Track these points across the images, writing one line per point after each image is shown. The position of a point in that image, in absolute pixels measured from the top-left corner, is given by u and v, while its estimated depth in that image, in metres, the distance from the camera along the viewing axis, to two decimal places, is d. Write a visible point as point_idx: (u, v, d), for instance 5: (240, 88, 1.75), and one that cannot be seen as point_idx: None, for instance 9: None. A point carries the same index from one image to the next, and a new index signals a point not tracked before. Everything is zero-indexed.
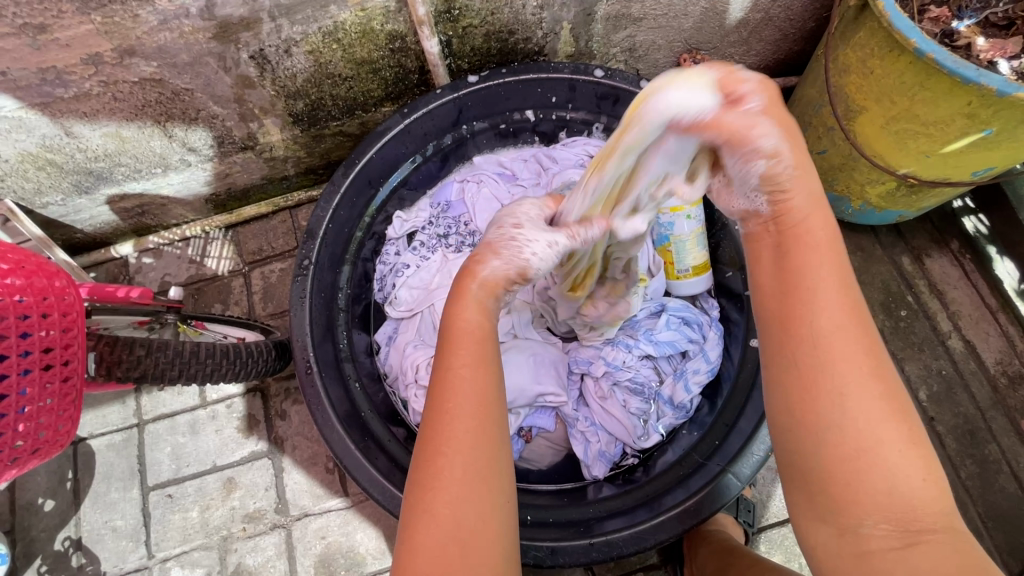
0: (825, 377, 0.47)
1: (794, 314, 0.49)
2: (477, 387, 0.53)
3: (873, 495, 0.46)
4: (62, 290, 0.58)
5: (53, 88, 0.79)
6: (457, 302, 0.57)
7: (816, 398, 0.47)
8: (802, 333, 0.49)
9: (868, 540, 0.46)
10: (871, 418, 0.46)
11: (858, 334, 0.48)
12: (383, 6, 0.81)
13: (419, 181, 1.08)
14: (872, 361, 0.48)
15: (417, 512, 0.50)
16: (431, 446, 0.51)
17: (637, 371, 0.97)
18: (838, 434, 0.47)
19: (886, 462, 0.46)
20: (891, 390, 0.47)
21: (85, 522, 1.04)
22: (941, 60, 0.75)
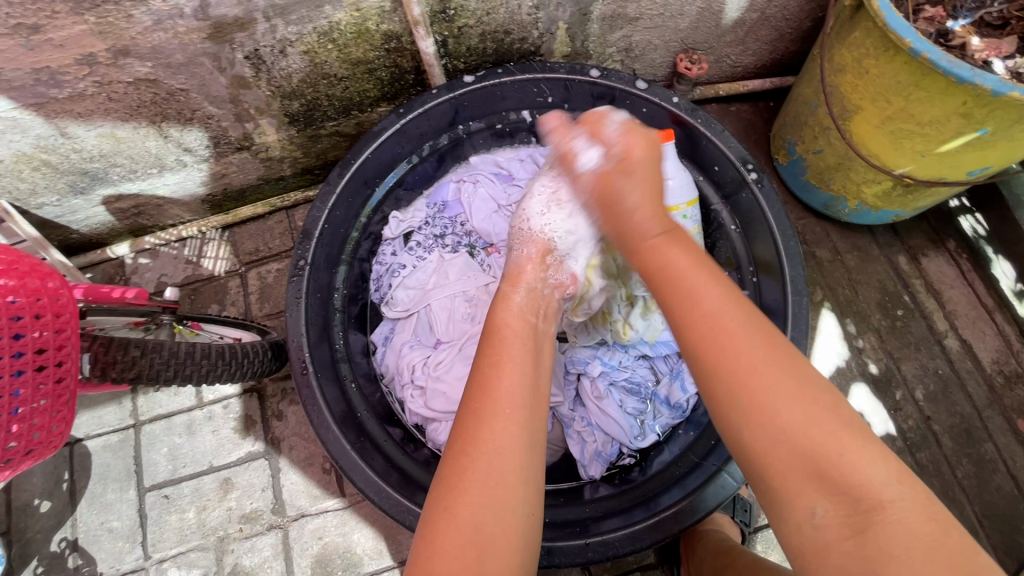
0: (729, 368, 0.52)
1: (704, 327, 0.55)
2: (512, 390, 0.56)
3: (807, 480, 0.48)
4: (55, 291, 0.58)
5: (48, 89, 0.79)
6: (501, 317, 0.66)
7: (728, 388, 0.52)
8: (717, 341, 0.54)
9: (824, 530, 0.47)
10: (781, 402, 0.50)
11: (747, 323, 0.55)
12: (378, 6, 0.81)
13: (415, 181, 1.08)
14: (770, 345, 0.53)
15: (443, 513, 0.50)
16: (461, 447, 0.53)
17: (633, 371, 0.98)
18: (759, 425, 0.50)
19: (811, 445, 0.49)
20: (801, 380, 0.52)
21: (82, 523, 1.04)
22: (935, 60, 0.75)
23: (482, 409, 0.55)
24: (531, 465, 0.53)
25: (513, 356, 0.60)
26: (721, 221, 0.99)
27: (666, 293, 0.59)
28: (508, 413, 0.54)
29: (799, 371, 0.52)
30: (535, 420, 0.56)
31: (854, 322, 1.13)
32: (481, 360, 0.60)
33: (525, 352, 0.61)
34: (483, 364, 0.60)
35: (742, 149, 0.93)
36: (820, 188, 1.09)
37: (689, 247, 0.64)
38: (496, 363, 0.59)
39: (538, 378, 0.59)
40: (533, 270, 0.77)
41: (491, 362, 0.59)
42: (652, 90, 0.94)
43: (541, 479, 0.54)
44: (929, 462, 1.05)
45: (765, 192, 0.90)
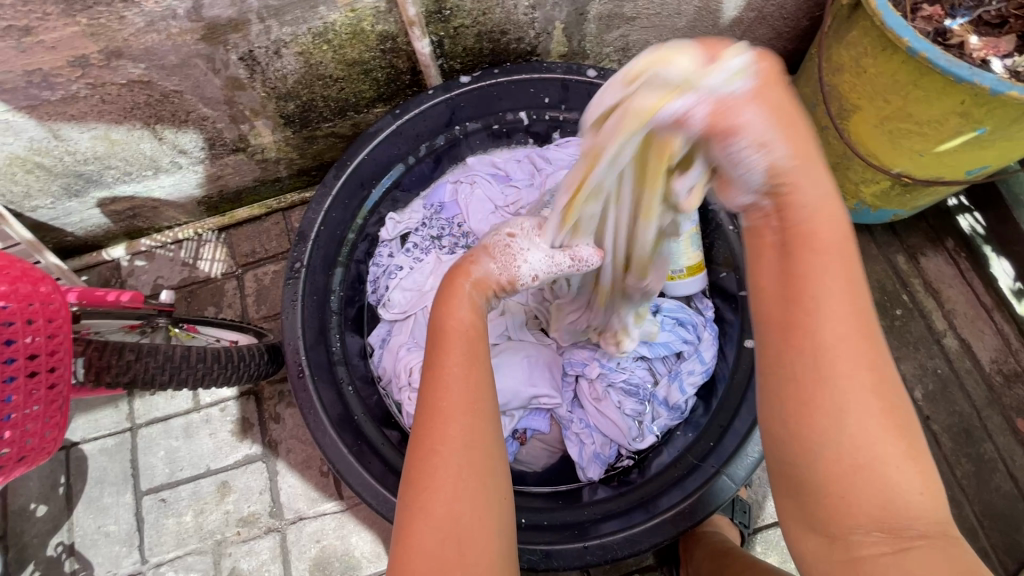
0: (830, 386, 0.43)
1: (794, 319, 0.45)
2: (467, 381, 0.54)
3: (873, 510, 0.43)
4: (48, 295, 0.57)
5: (40, 91, 0.78)
6: (447, 305, 0.60)
7: (821, 404, 0.43)
8: (803, 341, 0.44)
9: (859, 551, 0.44)
10: (870, 430, 0.43)
11: (867, 340, 0.44)
12: (373, 6, 0.81)
13: (412, 182, 1.07)
14: (880, 366, 0.44)
15: (414, 513, 0.49)
16: (424, 444, 0.51)
17: (631, 372, 0.97)
18: (848, 452, 0.43)
19: (888, 477, 0.43)
20: (890, 396, 0.44)
21: (78, 527, 1.03)
22: (933, 59, 0.75)
23: (443, 404, 0.52)
24: (497, 453, 0.53)
25: (466, 344, 0.56)
26: (719, 221, 0.98)
27: (779, 276, 0.46)
28: (470, 405, 0.53)
29: (898, 404, 0.44)
30: (494, 406, 0.54)
31: None
32: (432, 354, 0.56)
33: (479, 341, 0.57)
34: (432, 356, 0.56)
35: None
36: None
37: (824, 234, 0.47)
38: (444, 354, 0.55)
39: (491, 366, 0.57)
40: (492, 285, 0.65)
41: (442, 355, 0.55)
42: None
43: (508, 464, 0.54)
44: None
45: None
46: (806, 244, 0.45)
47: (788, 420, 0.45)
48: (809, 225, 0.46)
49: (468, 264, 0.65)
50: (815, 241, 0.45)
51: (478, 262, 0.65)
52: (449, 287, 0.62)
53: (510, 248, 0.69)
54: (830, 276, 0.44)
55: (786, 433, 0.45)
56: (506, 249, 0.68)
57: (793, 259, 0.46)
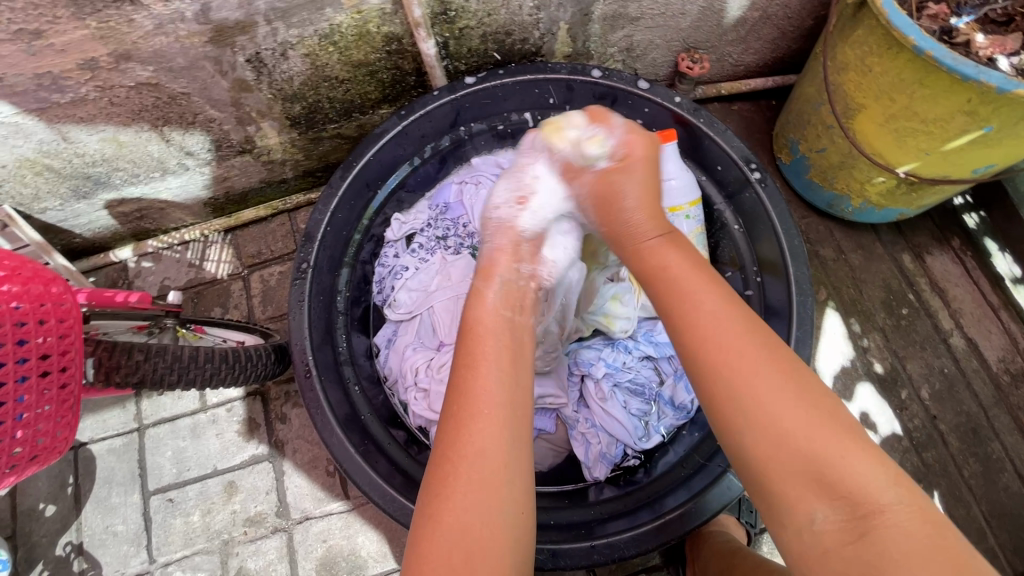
0: (728, 376, 0.53)
1: (686, 329, 0.57)
2: (488, 386, 0.55)
3: (806, 483, 0.49)
4: (59, 296, 0.58)
5: (50, 94, 0.79)
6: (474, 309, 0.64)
7: (724, 401, 0.53)
8: (696, 348, 0.55)
9: (823, 535, 0.48)
10: (776, 409, 0.51)
11: (748, 331, 0.55)
12: (380, 8, 0.81)
13: (417, 183, 1.08)
14: (765, 349, 0.54)
15: (428, 521, 0.50)
16: (443, 452, 0.53)
17: (637, 372, 0.97)
18: (761, 435, 0.51)
19: (806, 448, 0.49)
20: (786, 376, 0.53)
21: (87, 526, 1.04)
22: (939, 58, 0.74)
23: (462, 410, 0.54)
24: (516, 460, 0.53)
25: (492, 352, 0.59)
26: (724, 220, 0.99)
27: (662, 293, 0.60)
28: (489, 413, 0.54)
29: (800, 382, 0.53)
30: (518, 415, 0.55)
31: (858, 322, 1.12)
32: (460, 360, 0.59)
33: (502, 348, 0.59)
34: (461, 361, 0.59)
35: (746, 148, 0.92)
36: (824, 186, 1.09)
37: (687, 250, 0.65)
38: (471, 361, 0.58)
39: (519, 371, 0.58)
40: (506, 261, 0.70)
41: (470, 361, 0.58)
42: (655, 90, 0.94)
43: (530, 476, 0.54)
44: (935, 461, 1.05)
45: (768, 192, 0.90)
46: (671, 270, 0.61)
47: (711, 420, 0.54)
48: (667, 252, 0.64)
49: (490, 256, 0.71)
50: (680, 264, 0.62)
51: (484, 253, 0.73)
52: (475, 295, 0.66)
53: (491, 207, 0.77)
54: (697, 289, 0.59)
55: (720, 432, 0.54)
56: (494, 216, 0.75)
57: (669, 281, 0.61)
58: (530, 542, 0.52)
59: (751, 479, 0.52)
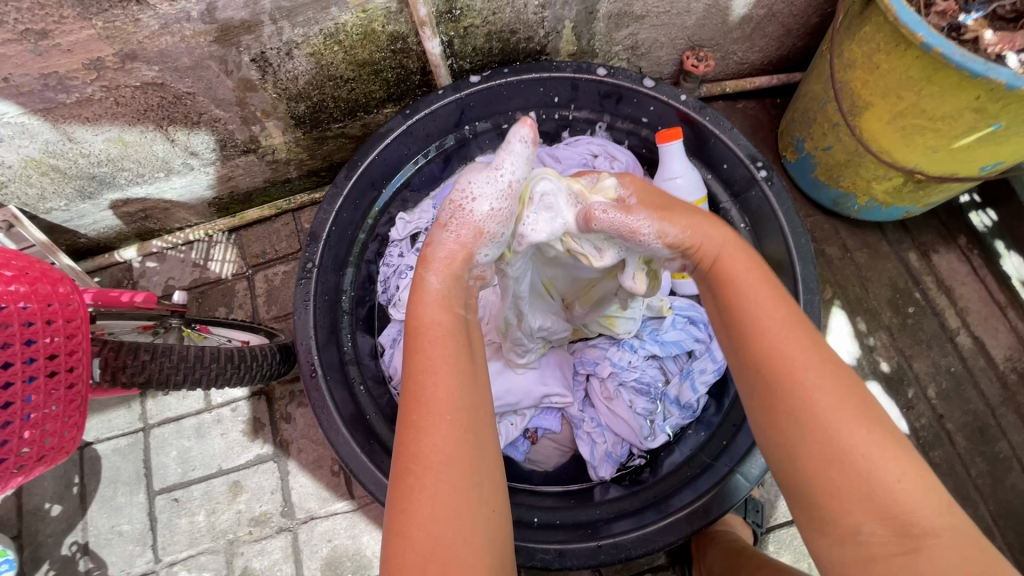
0: (792, 398, 0.48)
1: (747, 336, 0.50)
2: (449, 393, 0.49)
3: (860, 503, 0.46)
4: (66, 296, 0.58)
5: (56, 94, 0.79)
6: (415, 303, 0.53)
7: (784, 422, 0.48)
8: (758, 355, 0.49)
9: (869, 546, 0.46)
10: (841, 428, 0.46)
11: (811, 343, 0.49)
12: (384, 7, 0.81)
13: (422, 182, 1.07)
14: (829, 362, 0.49)
15: (395, 536, 0.48)
16: (404, 464, 0.49)
17: (642, 371, 0.96)
18: (821, 458, 0.47)
19: (867, 472, 0.46)
20: (851, 391, 0.48)
21: (93, 526, 1.04)
22: (948, 55, 0.74)
23: (419, 420, 0.49)
24: (482, 460, 0.50)
25: (446, 351, 0.51)
26: (730, 219, 0.97)
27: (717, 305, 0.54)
28: (450, 419, 0.49)
29: (860, 394, 0.48)
30: (481, 415, 0.50)
31: (864, 320, 1.12)
32: (407, 361, 0.51)
33: (457, 346, 0.51)
34: (410, 362, 0.51)
35: (752, 146, 0.92)
36: (830, 185, 1.08)
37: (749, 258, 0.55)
38: (425, 364, 0.50)
39: (477, 369, 0.52)
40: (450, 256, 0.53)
41: (422, 361, 0.50)
42: (661, 88, 0.94)
43: (497, 468, 0.51)
44: (942, 461, 1.04)
45: (775, 190, 0.89)
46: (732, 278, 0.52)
47: (765, 429, 0.50)
48: (731, 259, 0.54)
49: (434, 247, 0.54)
50: (738, 270, 0.53)
51: (433, 236, 0.54)
52: (415, 283, 0.54)
53: (454, 197, 0.53)
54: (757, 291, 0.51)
55: (772, 445, 0.51)
56: (452, 204, 0.53)
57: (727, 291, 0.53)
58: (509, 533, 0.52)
59: (796, 489, 0.50)
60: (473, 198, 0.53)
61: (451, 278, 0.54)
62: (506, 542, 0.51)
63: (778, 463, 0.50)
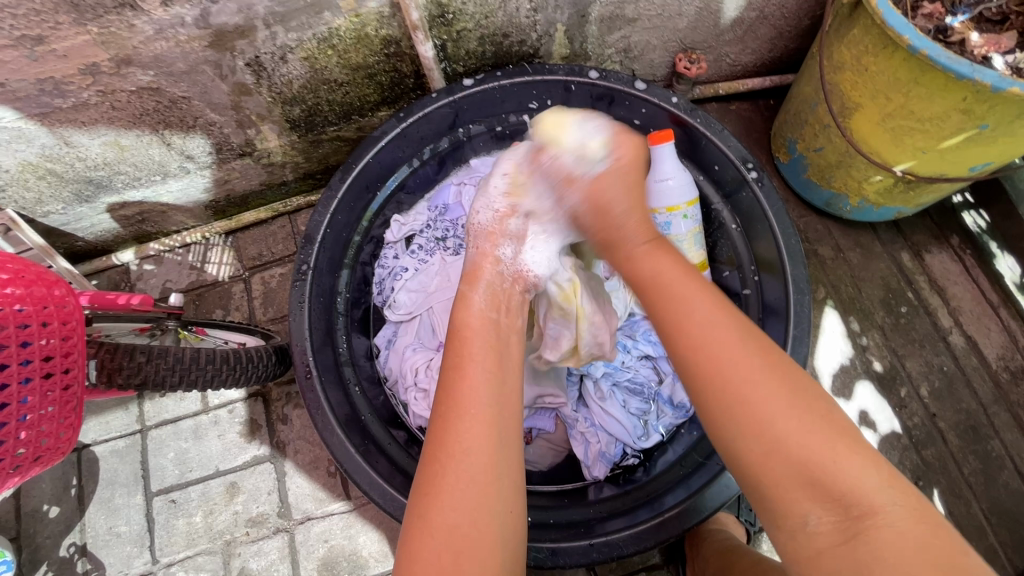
0: (729, 383, 0.52)
1: (675, 323, 0.56)
2: (478, 390, 0.56)
3: (799, 485, 0.49)
4: (62, 298, 0.59)
5: (52, 99, 0.80)
6: (460, 309, 0.65)
7: (716, 401, 0.52)
8: (686, 339, 0.55)
9: (816, 537, 0.48)
10: (773, 407, 0.50)
11: (739, 329, 0.55)
12: (377, 11, 0.82)
13: (416, 185, 1.09)
14: (761, 347, 0.54)
15: (418, 521, 0.51)
16: (432, 453, 0.53)
17: (636, 371, 0.99)
18: (765, 445, 0.50)
19: (806, 454, 0.49)
20: (781, 372, 0.53)
21: (90, 527, 1.05)
22: (935, 57, 0.75)
23: (452, 412, 0.55)
24: (503, 458, 0.53)
25: (477, 354, 0.60)
26: (721, 220, 0.99)
27: (650, 295, 0.60)
28: (478, 413, 0.55)
29: (798, 381, 0.53)
30: (506, 413, 0.56)
31: (857, 320, 1.12)
32: (448, 365, 0.59)
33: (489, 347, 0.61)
34: (449, 363, 0.60)
35: (743, 148, 0.92)
36: (821, 185, 1.09)
37: (676, 254, 0.64)
38: (458, 361, 0.59)
39: (505, 374, 0.59)
40: (491, 265, 0.72)
41: (456, 363, 0.59)
42: (652, 91, 0.94)
43: (520, 474, 0.54)
44: (935, 459, 1.05)
45: (765, 191, 0.90)
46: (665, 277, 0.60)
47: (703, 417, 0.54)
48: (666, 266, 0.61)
49: (473, 259, 0.73)
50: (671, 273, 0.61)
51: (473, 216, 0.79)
52: (462, 296, 0.67)
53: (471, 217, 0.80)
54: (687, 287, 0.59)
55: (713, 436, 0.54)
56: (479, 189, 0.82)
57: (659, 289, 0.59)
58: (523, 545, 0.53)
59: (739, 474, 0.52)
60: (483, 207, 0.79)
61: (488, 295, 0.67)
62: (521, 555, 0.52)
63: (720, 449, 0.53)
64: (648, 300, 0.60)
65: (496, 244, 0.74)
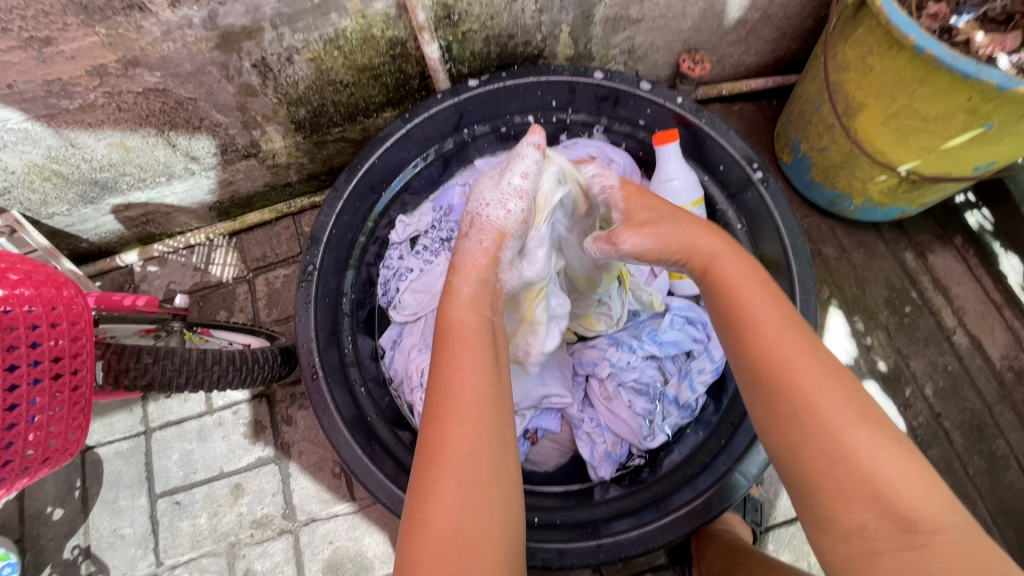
0: (798, 407, 0.51)
1: (744, 331, 0.56)
2: (474, 389, 0.55)
3: (861, 498, 0.48)
4: (71, 299, 0.59)
5: (59, 100, 0.80)
6: (447, 304, 0.63)
7: (786, 409, 0.52)
8: (756, 346, 0.55)
9: (873, 542, 0.47)
10: (834, 419, 0.50)
11: (802, 336, 0.55)
12: (384, 12, 0.82)
13: (421, 186, 1.09)
14: (823, 355, 0.54)
15: (417, 526, 0.50)
16: (428, 454, 0.52)
17: (641, 371, 0.96)
18: (832, 460, 0.49)
19: (866, 467, 0.48)
20: (845, 386, 0.52)
21: (94, 529, 1.05)
22: (940, 56, 0.75)
23: (445, 412, 0.54)
24: (500, 459, 0.53)
25: (470, 350, 0.58)
26: (726, 220, 0.99)
27: (724, 305, 0.59)
28: (473, 413, 0.54)
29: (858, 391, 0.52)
30: (499, 409, 0.55)
31: (861, 319, 1.13)
32: (437, 362, 0.58)
33: (482, 342, 0.59)
34: (441, 361, 0.57)
35: (748, 147, 0.93)
36: (825, 185, 1.09)
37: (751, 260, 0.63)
38: (451, 361, 0.57)
39: (499, 371, 0.58)
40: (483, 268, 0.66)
41: (449, 361, 0.57)
42: (657, 91, 0.95)
43: (517, 472, 0.55)
44: (940, 459, 1.05)
45: (771, 191, 0.90)
46: (740, 287, 0.59)
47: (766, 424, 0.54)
48: (721, 267, 0.62)
49: (467, 255, 0.67)
50: (744, 280, 0.60)
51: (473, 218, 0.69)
52: (450, 290, 0.64)
53: (470, 214, 0.70)
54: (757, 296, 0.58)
55: (776, 441, 0.53)
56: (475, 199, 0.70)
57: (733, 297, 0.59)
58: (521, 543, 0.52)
59: (796, 484, 0.52)
60: (486, 206, 0.69)
61: (477, 283, 0.65)
62: (520, 548, 0.52)
63: (780, 455, 0.53)
64: (724, 320, 0.59)
65: (501, 245, 0.68)
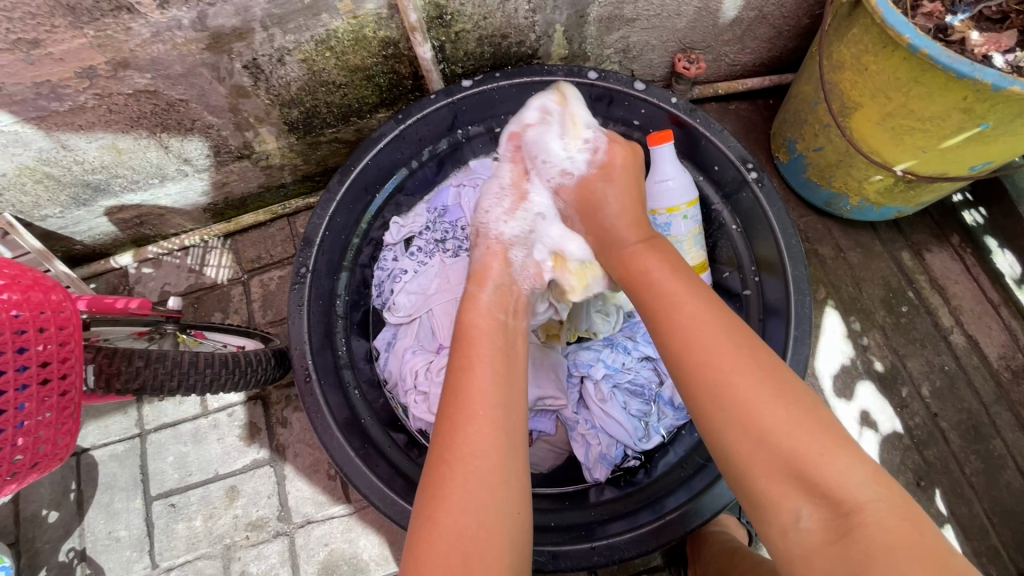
0: (732, 413, 0.54)
1: (678, 346, 0.59)
2: (486, 388, 0.56)
3: (793, 488, 0.50)
4: (59, 303, 0.58)
5: (48, 102, 0.79)
6: (466, 312, 0.66)
7: (722, 416, 0.54)
8: (692, 361, 0.57)
9: (807, 534, 0.49)
10: (766, 422, 0.52)
11: (729, 336, 0.58)
12: (375, 13, 0.81)
13: (415, 187, 1.09)
14: (750, 359, 0.56)
15: (425, 523, 0.50)
16: (440, 452, 0.53)
17: (637, 372, 0.98)
18: (744, 436, 0.53)
19: (800, 462, 0.50)
20: (773, 385, 0.54)
21: (89, 532, 1.04)
22: (935, 56, 0.74)
23: (457, 411, 0.55)
24: (509, 458, 0.53)
25: (485, 353, 0.60)
26: (721, 220, 0.99)
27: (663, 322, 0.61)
28: (482, 412, 0.55)
29: (783, 387, 0.55)
30: (511, 414, 0.56)
31: (858, 319, 1.12)
32: (456, 362, 0.60)
33: (495, 346, 0.62)
34: (457, 362, 0.60)
35: (743, 148, 0.92)
36: (822, 185, 1.09)
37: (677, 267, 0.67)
38: (466, 362, 0.59)
39: (512, 372, 0.60)
40: (498, 266, 0.75)
41: (466, 361, 0.60)
42: (651, 91, 0.94)
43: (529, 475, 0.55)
44: (936, 459, 1.05)
45: (765, 191, 0.90)
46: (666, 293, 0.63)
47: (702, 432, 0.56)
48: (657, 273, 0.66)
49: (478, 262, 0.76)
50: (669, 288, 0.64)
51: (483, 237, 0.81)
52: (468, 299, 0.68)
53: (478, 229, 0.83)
54: (689, 308, 0.61)
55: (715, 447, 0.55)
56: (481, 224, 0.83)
57: (656, 293, 0.64)
58: (528, 544, 0.52)
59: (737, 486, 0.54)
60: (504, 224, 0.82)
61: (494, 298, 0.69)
62: (527, 551, 0.52)
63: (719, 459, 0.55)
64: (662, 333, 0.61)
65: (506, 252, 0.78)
